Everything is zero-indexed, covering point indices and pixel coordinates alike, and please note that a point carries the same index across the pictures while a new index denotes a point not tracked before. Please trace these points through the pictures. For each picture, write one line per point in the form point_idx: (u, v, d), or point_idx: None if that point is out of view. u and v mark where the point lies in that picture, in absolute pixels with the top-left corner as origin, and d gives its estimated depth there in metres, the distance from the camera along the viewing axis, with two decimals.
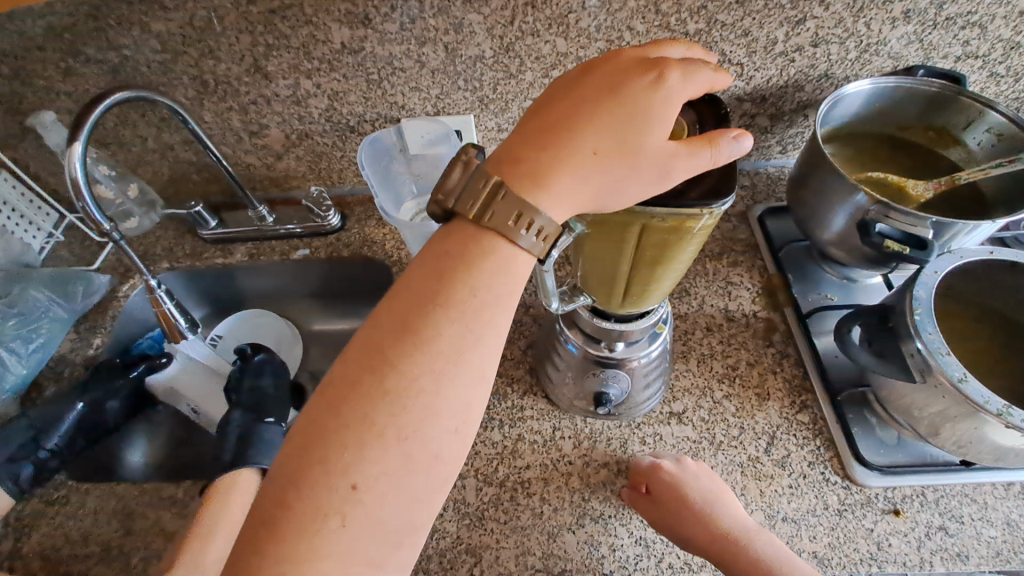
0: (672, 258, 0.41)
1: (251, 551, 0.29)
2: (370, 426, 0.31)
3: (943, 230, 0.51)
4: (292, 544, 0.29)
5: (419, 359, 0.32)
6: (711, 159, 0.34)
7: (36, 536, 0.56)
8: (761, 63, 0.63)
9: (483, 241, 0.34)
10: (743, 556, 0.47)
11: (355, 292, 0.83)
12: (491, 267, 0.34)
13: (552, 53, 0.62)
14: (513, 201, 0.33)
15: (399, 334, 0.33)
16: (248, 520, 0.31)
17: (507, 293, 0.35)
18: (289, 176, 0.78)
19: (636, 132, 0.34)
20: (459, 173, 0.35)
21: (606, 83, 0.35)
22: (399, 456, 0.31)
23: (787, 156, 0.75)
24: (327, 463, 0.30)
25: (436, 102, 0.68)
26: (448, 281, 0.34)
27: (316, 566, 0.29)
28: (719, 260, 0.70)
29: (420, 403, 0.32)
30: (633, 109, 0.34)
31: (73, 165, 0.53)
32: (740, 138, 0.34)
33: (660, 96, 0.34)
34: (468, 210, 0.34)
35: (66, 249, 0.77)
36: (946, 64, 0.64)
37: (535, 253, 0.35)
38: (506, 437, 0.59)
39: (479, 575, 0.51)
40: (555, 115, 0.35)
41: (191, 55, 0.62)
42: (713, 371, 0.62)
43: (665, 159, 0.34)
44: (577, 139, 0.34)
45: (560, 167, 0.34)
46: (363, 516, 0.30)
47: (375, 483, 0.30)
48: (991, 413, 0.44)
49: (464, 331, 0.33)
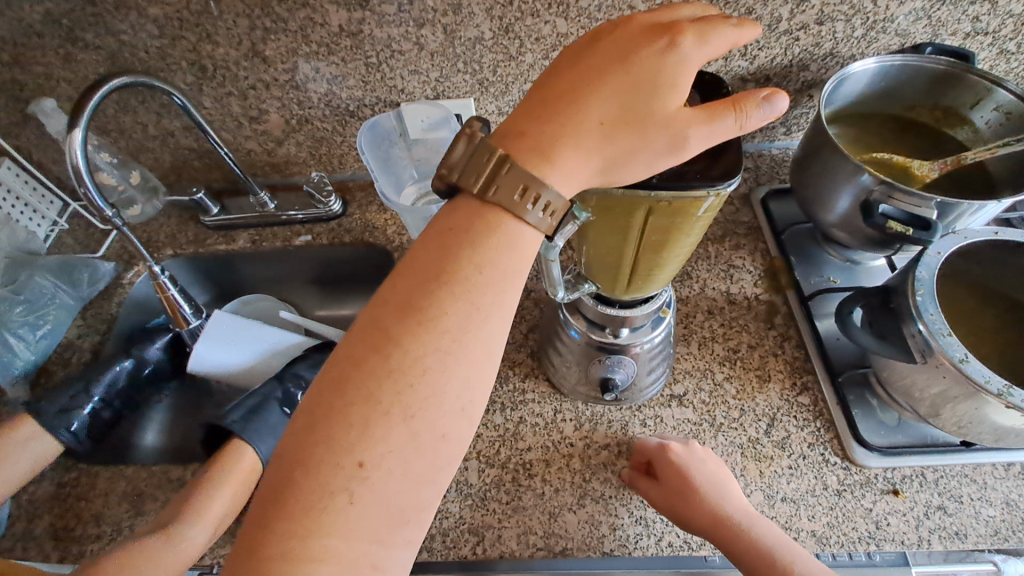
0: (676, 242, 0.40)
1: (259, 526, 0.30)
2: (375, 404, 0.31)
3: (948, 211, 0.51)
4: (301, 519, 0.29)
5: (423, 338, 0.32)
6: (736, 122, 0.33)
7: (50, 516, 0.58)
8: (765, 42, 0.62)
9: (488, 217, 0.34)
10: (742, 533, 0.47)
11: (356, 279, 0.84)
12: (495, 245, 0.34)
13: (553, 34, 0.61)
14: (519, 174, 0.33)
15: (403, 313, 0.33)
16: (255, 497, 0.31)
17: (512, 271, 0.35)
18: (290, 162, 0.78)
19: (646, 100, 0.33)
20: (462, 147, 0.35)
21: (614, 52, 0.35)
22: (405, 434, 0.31)
23: (791, 138, 0.74)
24: (334, 440, 0.30)
25: (436, 85, 0.67)
26: (451, 261, 0.34)
27: (324, 542, 0.29)
28: (721, 243, 0.70)
29: (426, 383, 0.32)
30: (641, 77, 0.33)
31: (74, 151, 0.53)
32: (772, 99, 0.33)
33: (673, 61, 0.33)
34: (472, 184, 0.34)
35: (71, 237, 0.78)
36: (955, 41, 0.63)
37: (542, 229, 0.35)
38: (507, 420, 0.59)
39: (482, 553, 0.52)
40: (560, 87, 0.35)
41: (189, 39, 0.62)
42: (714, 354, 0.62)
43: (680, 125, 0.33)
44: (586, 109, 0.34)
45: (564, 139, 0.33)
46: (369, 493, 0.30)
47: (382, 461, 0.30)
48: (992, 393, 0.44)
49: (468, 310, 0.34)
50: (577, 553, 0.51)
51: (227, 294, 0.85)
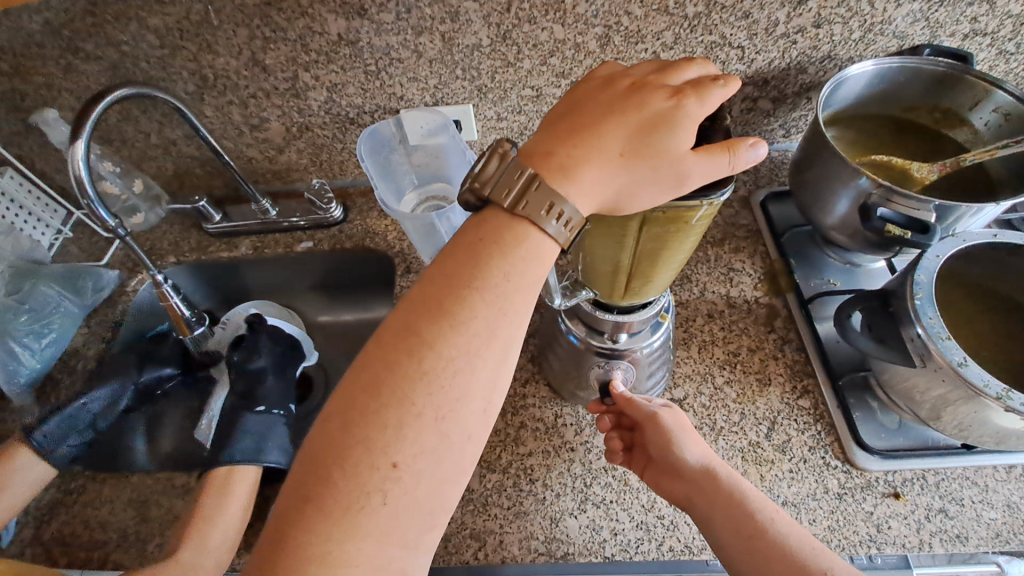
0: (673, 250, 0.40)
1: (290, 530, 0.29)
2: (408, 405, 0.30)
3: (947, 214, 0.51)
4: (336, 522, 0.29)
5: (455, 341, 0.32)
6: (728, 165, 0.33)
7: (56, 523, 0.58)
8: (763, 46, 0.62)
9: (516, 229, 0.34)
10: (730, 503, 0.46)
11: (358, 284, 0.84)
12: (524, 254, 0.33)
13: (550, 40, 0.61)
14: (547, 191, 0.33)
15: (434, 315, 0.32)
16: (282, 500, 0.30)
17: (540, 279, 0.34)
18: (291, 169, 0.78)
19: (646, 141, 0.34)
20: (495, 164, 0.34)
21: (617, 100, 0.36)
22: (436, 436, 0.31)
23: (790, 140, 0.74)
24: (368, 441, 0.30)
25: (435, 92, 0.67)
26: (483, 264, 0.33)
27: (358, 544, 0.28)
28: (721, 246, 0.70)
29: (456, 384, 0.31)
30: (642, 120, 0.34)
31: (76, 163, 0.54)
32: (757, 146, 0.33)
33: (673, 105, 0.34)
34: (503, 199, 0.34)
35: (75, 245, 0.79)
36: (954, 42, 0.63)
37: (559, 241, 0.34)
38: (508, 425, 0.60)
39: (483, 558, 0.52)
40: (565, 129, 0.35)
41: (190, 50, 0.62)
42: (715, 358, 0.62)
43: (677, 164, 0.33)
44: (590, 150, 0.34)
45: (570, 172, 0.33)
46: (403, 494, 0.30)
47: (414, 461, 0.30)
48: (991, 397, 0.44)
49: (498, 314, 0.33)
50: (578, 558, 0.52)
51: (230, 300, 0.86)
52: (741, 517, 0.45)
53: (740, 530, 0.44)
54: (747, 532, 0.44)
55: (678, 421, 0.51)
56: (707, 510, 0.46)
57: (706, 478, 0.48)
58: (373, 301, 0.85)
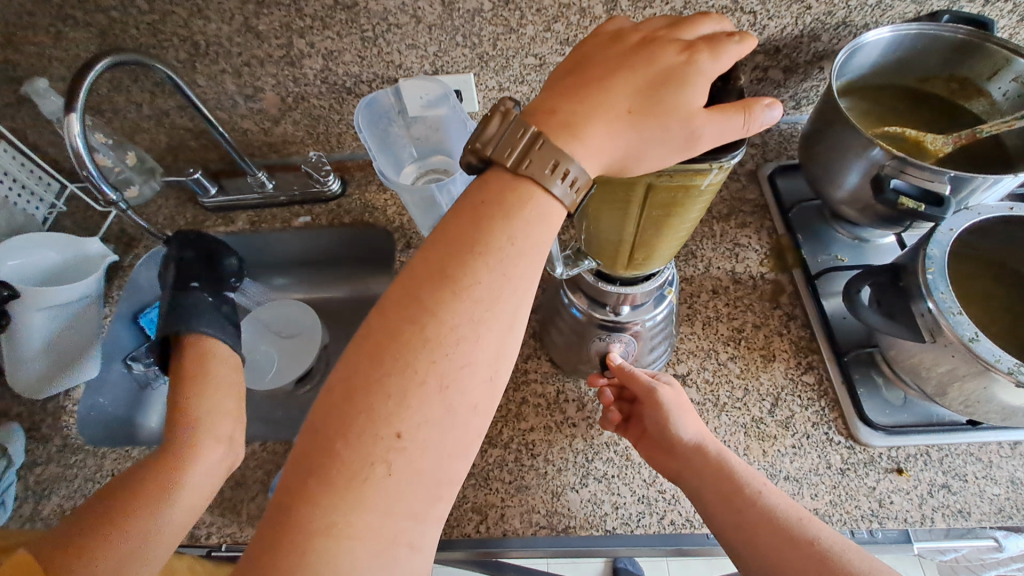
0: (680, 217, 0.39)
1: (293, 503, 0.28)
2: (411, 374, 0.30)
3: (962, 186, 0.49)
4: (341, 493, 0.28)
5: (458, 308, 0.31)
6: (742, 126, 0.32)
7: (56, 499, 0.58)
8: (776, 11, 0.59)
9: (520, 191, 0.32)
10: (718, 477, 0.46)
11: (357, 259, 0.83)
12: (529, 217, 0.32)
13: (554, 4, 0.58)
14: (550, 150, 0.32)
15: (436, 280, 0.31)
16: (285, 471, 0.30)
17: (544, 243, 0.33)
18: (287, 141, 0.76)
19: (657, 98, 0.32)
20: (497, 123, 0.33)
21: (627, 55, 0.34)
22: (441, 406, 0.30)
23: (800, 112, 0.72)
24: (371, 412, 0.29)
25: (434, 60, 0.65)
26: (485, 229, 0.32)
27: (363, 517, 0.28)
28: (727, 221, 0.69)
29: (460, 352, 0.31)
30: (654, 76, 0.33)
31: (73, 136, 0.52)
32: (772, 106, 0.32)
33: (684, 62, 0.33)
34: (505, 158, 0.32)
35: (69, 220, 0.77)
36: (974, 8, 0.60)
37: (565, 204, 0.33)
38: (510, 400, 0.59)
39: (485, 531, 0.52)
40: (571, 84, 0.34)
41: (180, 15, 0.60)
42: (719, 334, 0.61)
43: (689, 123, 0.32)
44: (595, 107, 0.32)
45: (575, 130, 0.32)
46: (408, 465, 0.29)
47: (419, 431, 0.29)
48: (1001, 371, 0.43)
49: (503, 280, 0.32)
50: (579, 531, 0.52)
51: None
52: (730, 488, 0.44)
53: (729, 499, 0.44)
54: (740, 506, 0.43)
55: (674, 397, 0.51)
56: (697, 483, 0.46)
57: (695, 454, 0.48)
58: (371, 277, 0.84)
